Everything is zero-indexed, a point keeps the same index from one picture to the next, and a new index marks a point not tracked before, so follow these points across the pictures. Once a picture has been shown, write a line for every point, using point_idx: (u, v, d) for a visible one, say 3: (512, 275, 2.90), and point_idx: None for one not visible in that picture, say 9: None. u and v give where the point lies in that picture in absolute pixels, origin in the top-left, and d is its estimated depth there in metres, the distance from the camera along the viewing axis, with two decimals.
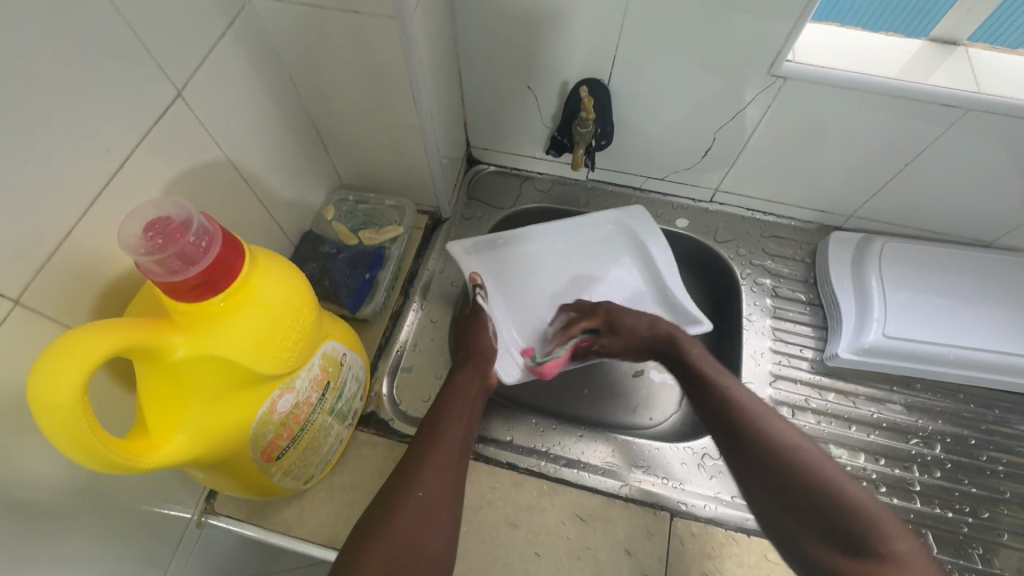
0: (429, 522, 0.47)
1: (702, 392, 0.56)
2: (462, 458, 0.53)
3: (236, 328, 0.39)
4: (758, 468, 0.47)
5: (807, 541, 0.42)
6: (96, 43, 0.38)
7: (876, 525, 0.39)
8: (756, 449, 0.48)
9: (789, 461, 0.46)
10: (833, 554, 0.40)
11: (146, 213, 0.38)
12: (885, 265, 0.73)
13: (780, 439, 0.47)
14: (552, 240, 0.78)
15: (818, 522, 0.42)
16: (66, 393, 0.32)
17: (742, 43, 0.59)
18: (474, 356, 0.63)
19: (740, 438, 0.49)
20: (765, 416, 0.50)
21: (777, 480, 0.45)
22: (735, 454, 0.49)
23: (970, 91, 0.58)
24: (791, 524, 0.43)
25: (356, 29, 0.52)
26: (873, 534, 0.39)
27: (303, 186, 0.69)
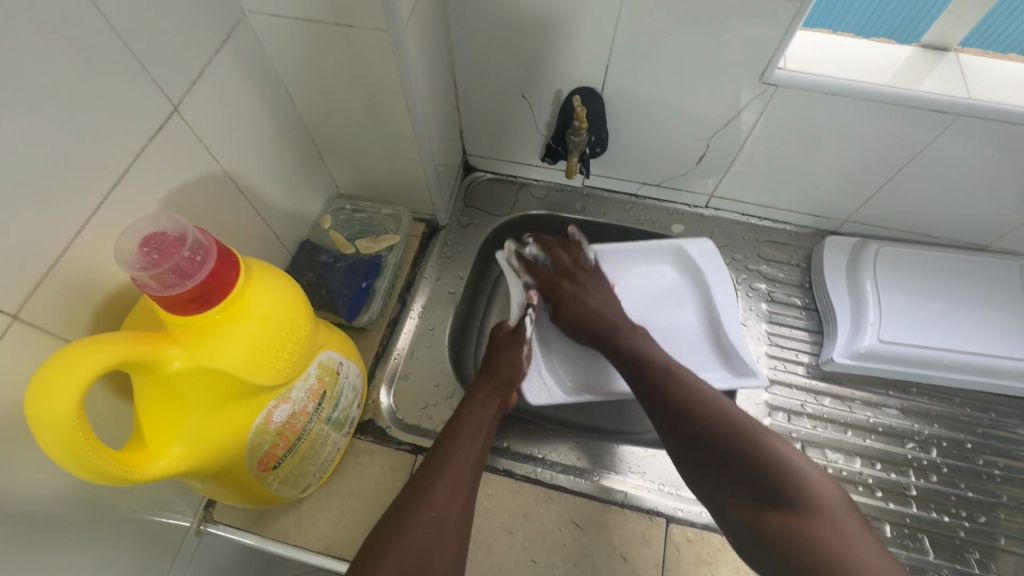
0: (438, 540, 0.47)
1: (637, 366, 0.60)
2: (474, 477, 0.53)
3: (232, 340, 0.40)
4: (691, 437, 0.51)
5: (733, 500, 0.47)
6: (95, 61, 0.39)
7: (791, 476, 0.46)
8: (689, 420, 0.52)
9: (720, 429, 0.50)
10: (752, 503, 0.46)
11: (142, 229, 0.38)
12: (879, 269, 0.73)
13: (707, 403, 0.52)
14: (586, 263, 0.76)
15: (741, 479, 0.47)
16: (63, 406, 0.33)
17: (732, 51, 0.60)
18: (498, 376, 0.63)
19: (676, 411, 0.53)
20: (698, 392, 0.54)
21: (705, 439, 0.50)
22: (664, 418, 0.54)
23: (960, 96, 0.58)
24: (721, 488, 0.48)
25: (350, 42, 0.53)
26: (796, 490, 0.45)
27: (300, 196, 0.69)
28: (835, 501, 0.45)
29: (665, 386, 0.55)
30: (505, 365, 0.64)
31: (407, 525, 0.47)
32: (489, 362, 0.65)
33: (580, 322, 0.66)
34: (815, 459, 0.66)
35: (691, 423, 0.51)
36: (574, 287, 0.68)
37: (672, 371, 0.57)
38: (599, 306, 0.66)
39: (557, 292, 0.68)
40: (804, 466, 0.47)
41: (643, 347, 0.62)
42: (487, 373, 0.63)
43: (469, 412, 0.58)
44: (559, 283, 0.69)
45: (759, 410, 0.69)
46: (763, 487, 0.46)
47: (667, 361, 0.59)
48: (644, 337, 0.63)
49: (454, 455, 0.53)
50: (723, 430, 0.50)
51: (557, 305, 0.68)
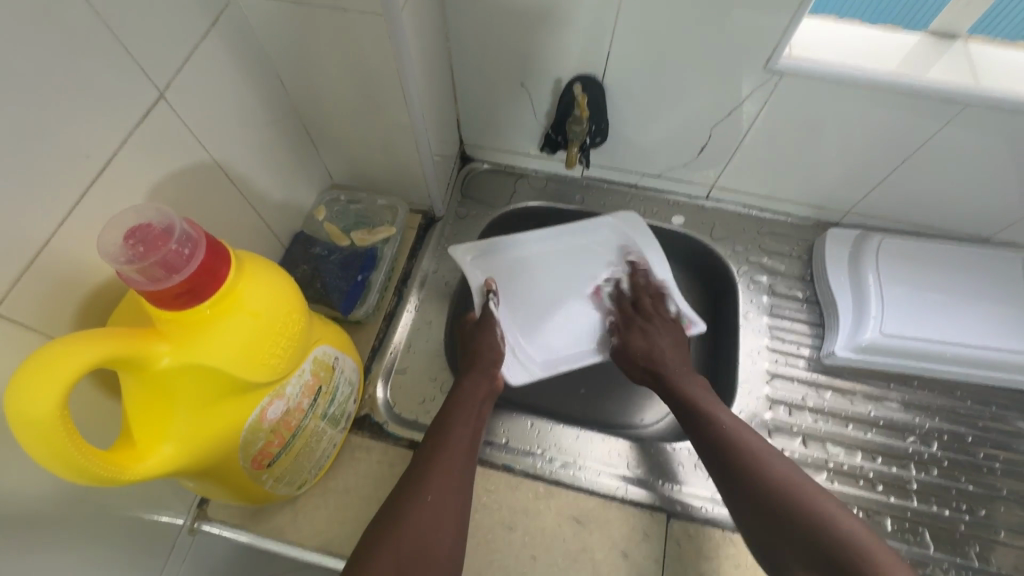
0: (438, 524, 0.47)
1: (690, 416, 0.58)
2: (469, 462, 0.53)
3: (224, 336, 0.39)
4: (751, 494, 0.49)
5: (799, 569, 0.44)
6: (75, 45, 0.37)
7: (859, 545, 0.42)
8: (748, 475, 0.50)
9: (780, 490, 0.48)
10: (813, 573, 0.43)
11: (126, 221, 0.37)
12: (882, 261, 0.72)
13: (770, 468, 0.50)
14: (544, 248, 0.76)
15: (802, 544, 0.44)
16: (46, 406, 0.31)
17: (737, 39, 0.58)
18: (481, 361, 0.63)
19: (733, 468, 0.52)
20: (758, 449, 0.53)
21: (765, 510, 0.48)
22: (723, 476, 0.52)
23: (968, 85, 0.57)
24: (787, 554, 0.45)
25: (344, 27, 0.51)
26: (865, 560, 0.41)
27: (294, 187, 0.67)
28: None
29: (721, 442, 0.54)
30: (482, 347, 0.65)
31: (406, 511, 0.47)
32: (474, 346, 0.65)
33: (643, 357, 0.66)
34: (816, 453, 0.66)
35: (749, 480, 0.50)
36: (651, 326, 0.68)
37: (734, 422, 0.56)
38: (663, 347, 0.66)
39: (629, 321, 0.70)
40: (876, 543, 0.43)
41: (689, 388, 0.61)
42: (470, 359, 0.64)
43: (461, 398, 0.58)
44: (633, 322, 0.70)
45: (760, 404, 0.69)
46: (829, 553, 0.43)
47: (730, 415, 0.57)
48: (701, 385, 0.62)
49: (448, 441, 0.53)
50: (782, 492, 0.48)
51: (626, 334, 0.69)
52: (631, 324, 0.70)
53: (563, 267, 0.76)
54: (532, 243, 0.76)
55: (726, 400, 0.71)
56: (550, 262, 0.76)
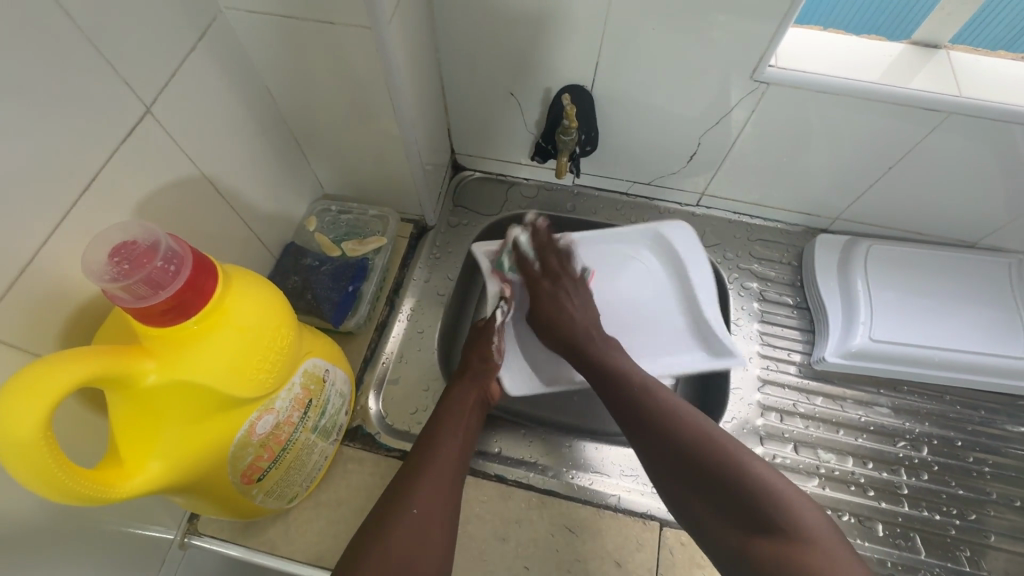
0: (425, 535, 0.47)
1: (607, 384, 0.58)
2: (457, 472, 0.53)
3: (209, 352, 0.38)
4: (669, 460, 0.50)
5: (717, 525, 0.45)
6: (61, 61, 0.37)
7: (776, 501, 0.43)
8: (664, 440, 0.50)
9: (692, 454, 0.48)
10: (736, 535, 0.44)
11: (112, 239, 0.37)
12: (870, 267, 0.73)
13: (685, 429, 0.50)
14: (582, 249, 0.75)
15: (721, 507, 0.45)
16: (28, 429, 0.31)
17: (723, 48, 0.59)
18: (473, 370, 0.63)
19: (652, 438, 0.51)
20: (670, 412, 0.52)
21: (686, 478, 0.48)
22: (645, 444, 0.52)
23: (950, 94, 0.58)
24: (704, 512, 0.46)
25: (331, 39, 0.51)
26: (775, 507, 0.43)
27: (283, 197, 0.67)
28: (820, 519, 0.43)
29: (640, 407, 0.54)
30: (477, 358, 0.64)
31: (391, 524, 0.46)
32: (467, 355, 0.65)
33: (564, 334, 0.62)
34: (807, 459, 0.66)
35: (665, 446, 0.50)
36: (557, 288, 0.65)
37: (646, 386, 0.55)
38: (576, 312, 0.64)
39: (536, 293, 0.66)
40: (788, 488, 0.45)
41: (606, 355, 0.60)
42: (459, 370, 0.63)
43: (449, 408, 0.58)
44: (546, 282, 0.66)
45: (751, 411, 0.69)
46: (743, 507, 0.44)
47: (645, 380, 0.57)
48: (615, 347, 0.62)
49: (437, 453, 0.53)
50: (694, 453, 0.48)
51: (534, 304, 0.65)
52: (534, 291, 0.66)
53: (601, 271, 0.74)
54: (568, 246, 0.74)
55: (718, 406, 0.71)
56: (590, 267, 0.74)
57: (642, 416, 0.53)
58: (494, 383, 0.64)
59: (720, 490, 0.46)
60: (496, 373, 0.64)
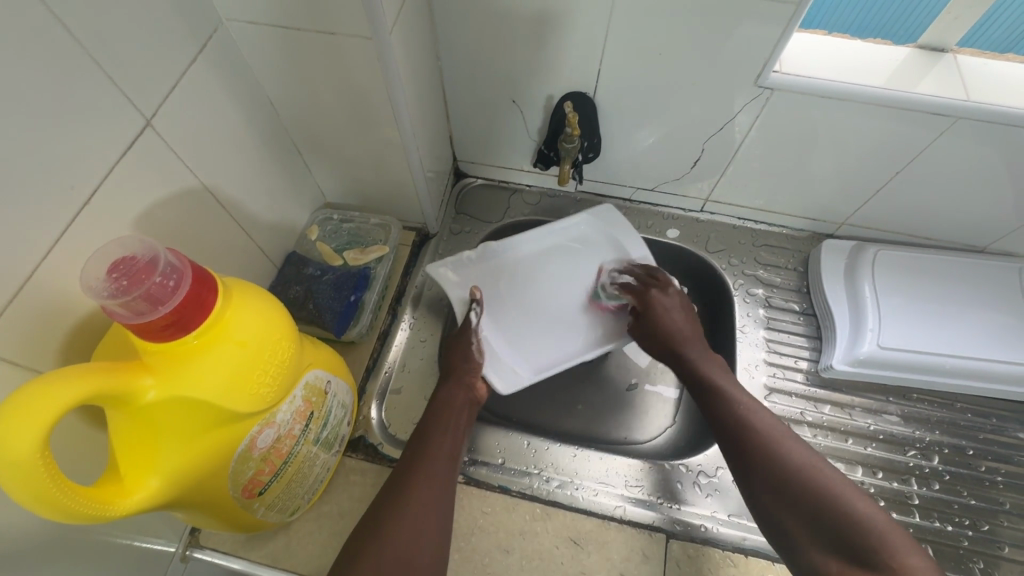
0: (418, 535, 0.46)
1: (712, 404, 0.57)
2: (452, 473, 0.53)
3: (210, 367, 0.38)
4: (772, 484, 0.49)
5: (817, 554, 0.44)
6: (61, 76, 0.37)
7: (887, 539, 0.41)
8: (768, 463, 0.50)
9: (798, 480, 0.48)
10: (835, 561, 0.43)
11: (111, 253, 0.36)
12: (877, 273, 0.72)
13: (791, 452, 0.50)
14: (527, 248, 0.75)
15: (827, 535, 0.44)
16: (26, 448, 0.31)
17: (726, 53, 0.58)
18: (458, 370, 0.62)
19: (752, 459, 0.51)
20: (776, 434, 0.52)
21: (787, 500, 0.47)
22: (744, 464, 0.51)
23: (959, 99, 0.57)
24: (805, 539, 0.45)
25: (333, 49, 0.51)
26: (882, 545, 0.41)
27: (286, 207, 0.67)
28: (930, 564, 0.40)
29: (742, 427, 0.53)
30: (459, 358, 0.63)
31: (387, 527, 0.46)
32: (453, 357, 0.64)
33: (664, 338, 0.65)
34: None
35: (768, 471, 0.49)
36: (665, 299, 0.66)
37: (747, 406, 0.55)
38: (678, 320, 0.65)
39: (648, 303, 0.67)
40: (892, 527, 0.42)
41: (714, 373, 0.60)
42: (448, 369, 0.63)
43: (441, 411, 0.58)
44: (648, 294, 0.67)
45: None
46: (846, 539, 0.43)
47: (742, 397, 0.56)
48: (713, 358, 0.62)
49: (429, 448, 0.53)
50: (797, 482, 0.47)
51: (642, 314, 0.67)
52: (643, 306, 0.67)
53: (556, 261, 0.75)
54: (516, 248, 0.74)
55: None
56: (530, 265, 0.75)
57: (748, 434, 0.52)
58: (480, 382, 0.63)
59: (826, 520, 0.44)
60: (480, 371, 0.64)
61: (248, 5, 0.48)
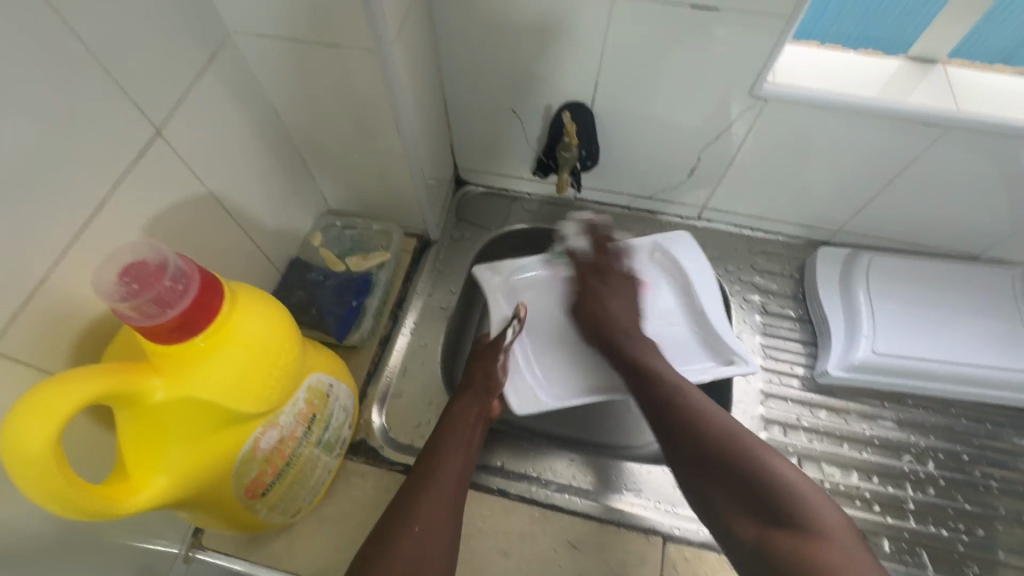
0: (425, 559, 0.46)
1: (643, 385, 0.57)
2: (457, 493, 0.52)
3: (216, 369, 0.39)
4: (692, 450, 0.50)
5: (736, 516, 0.46)
6: (76, 87, 0.38)
7: (805, 500, 0.44)
8: (690, 430, 0.51)
9: (715, 445, 0.49)
10: (753, 524, 0.44)
11: (122, 258, 0.38)
12: (871, 279, 0.73)
13: (715, 421, 0.50)
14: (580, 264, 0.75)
15: (749, 500, 0.45)
16: (39, 445, 0.32)
17: (720, 64, 0.60)
18: (475, 387, 0.61)
19: (676, 428, 0.52)
20: (700, 410, 0.52)
21: (711, 468, 0.48)
22: (667, 431, 0.52)
23: (948, 109, 0.58)
24: (722, 501, 0.47)
25: (337, 61, 0.53)
26: (795, 504, 0.44)
27: (290, 214, 0.69)
28: (837, 517, 0.43)
29: (673, 401, 0.54)
30: (480, 374, 0.62)
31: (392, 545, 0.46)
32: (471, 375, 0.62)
33: (596, 323, 0.65)
34: (812, 474, 0.66)
35: (690, 439, 0.50)
36: (607, 290, 0.67)
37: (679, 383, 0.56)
38: (618, 311, 0.66)
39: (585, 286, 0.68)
40: (803, 483, 0.45)
41: (641, 354, 0.61)
42: (463, 383, 0.62)
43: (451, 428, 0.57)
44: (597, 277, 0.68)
45: (755, 425, 0.69)
46: (763, 501, 0.45)
47: (676, 376, 0.57)
48: (654, 351, 0.62)
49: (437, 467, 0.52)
50: (724, 446, 0.48)
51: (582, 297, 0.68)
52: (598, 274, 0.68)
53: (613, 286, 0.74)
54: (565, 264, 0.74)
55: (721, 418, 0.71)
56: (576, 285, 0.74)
57: (672, 407, 0.53)
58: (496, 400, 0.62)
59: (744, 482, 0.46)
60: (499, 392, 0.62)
61: (255, 18, 0.50)
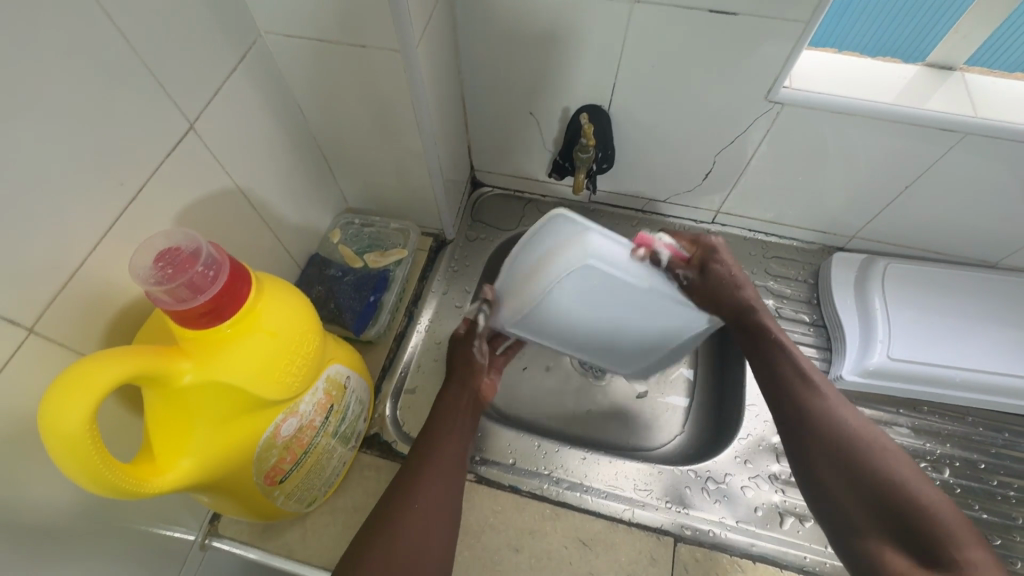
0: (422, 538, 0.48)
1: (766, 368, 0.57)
2: (457, 473, 0.53)
3: (242, 354, 0.40)
4: (841, 475, 0.48)
5: (878, 544, 0.45)
6: (116, 81, 0.40)
7: (952, 532, 0.42)
8: (836, 458, 0.49)
9: (866, 463, 0.48)
10: (903, 559, 0.43)
11: (157, 244, 0.39)
12: (887, 285, 0.72)
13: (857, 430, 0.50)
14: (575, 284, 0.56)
15: (889, 522, 0.45)
16: (76, 421, 0.33)
17: (738, 69, 0.60)
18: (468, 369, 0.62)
19: (818, 450, 0.50)
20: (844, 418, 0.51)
21: (856, 483, 0.47)
22: (801, 439, 0.51)
23: (966, 115, 0.58)
24: (864, 527, 0.46)
25: (362, 61, 0.54)
26: (951, 542, 0.42)
27: (311, 210, 0.70)
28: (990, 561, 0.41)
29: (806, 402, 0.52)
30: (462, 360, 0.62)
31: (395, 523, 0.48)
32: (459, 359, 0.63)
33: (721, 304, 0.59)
34: None
35: (840, 463, 0.49)
36: (723, 271, 0.59)
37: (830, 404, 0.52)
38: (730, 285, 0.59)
39: (704, 260, 0.60)
40: (947, 511, 0.44)
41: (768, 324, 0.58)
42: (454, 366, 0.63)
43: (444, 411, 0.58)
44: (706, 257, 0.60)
45: (766, 428, 0.67)
46: (914, 534, 0.44)
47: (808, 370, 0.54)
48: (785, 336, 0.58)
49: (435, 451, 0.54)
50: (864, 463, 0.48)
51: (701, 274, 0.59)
52: (708, 265, 0.59)
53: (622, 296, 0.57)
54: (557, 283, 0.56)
55: (733, 422, 0.69)
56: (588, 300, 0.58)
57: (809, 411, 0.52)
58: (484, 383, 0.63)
59: (901, 523, 0.44)
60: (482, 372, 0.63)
61: (285, 19, 0.51)
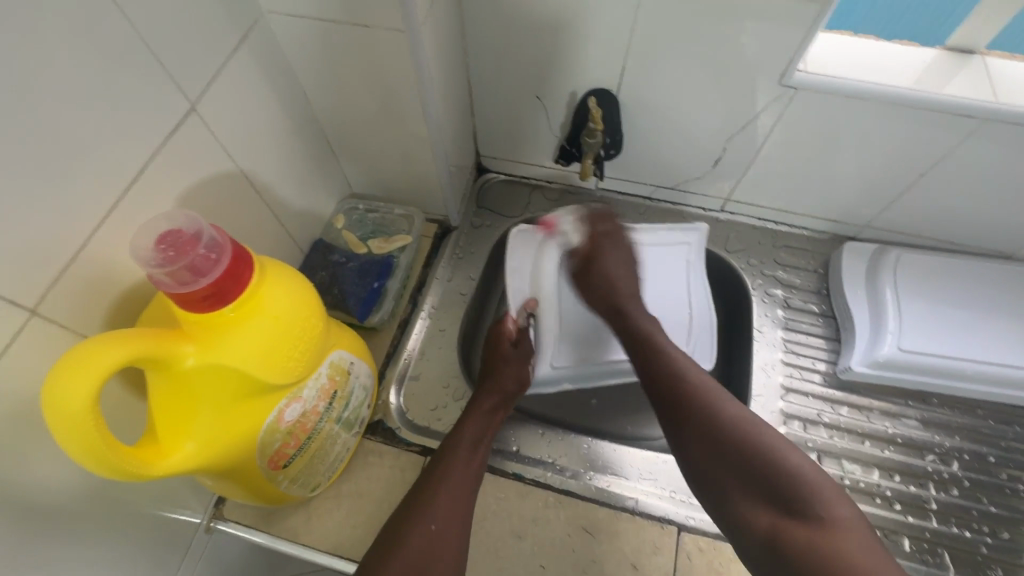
0: (437, 546, 0.47)
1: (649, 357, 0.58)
2: (474, 494, 0.53)
3: (245, 338, 0.40)
4: (698, 436, 0.50)
5: (746, 506, 0.46)
6: (115, 62, 0.39)
7: (820, 488, 0.44)
8: (699, 425, 0.50)
9: (733, 434, 0.48)
10: (767, 514, 0.45)
11: (158, 226, 0.38)
12: (899, 276, 0.71)
13: (730, 406, 0.51)
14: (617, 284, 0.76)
15: (760, 486, 0.46)
16: (78, 400, 0.33)
17: (751, 54, 0.59)
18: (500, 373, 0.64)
19: (689, 418, 0.51)
20: (712, 388, 0.53)
21: (724, 457, 0.48)
22: (679, 418, 0.52)
23: (986, 100, 0.56)
24: (737, 492, 0.47)
25: (365, 41, 0.53)
26: (810, 497, 0.44)
27: (314, 195, 0.69)
28: (854, 514, 0.43)
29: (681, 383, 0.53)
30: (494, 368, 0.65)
31: (410, 531, 0.47)
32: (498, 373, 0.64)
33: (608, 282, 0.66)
34: (831, 469, 0.65)
35: (701, 427, 0.50)
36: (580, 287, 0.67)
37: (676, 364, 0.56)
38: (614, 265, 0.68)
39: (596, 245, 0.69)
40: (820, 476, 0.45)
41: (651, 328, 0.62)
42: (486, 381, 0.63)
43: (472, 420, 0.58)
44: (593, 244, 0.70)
45: (773, 419, 0.68)
46: (780, 493, 0.45)
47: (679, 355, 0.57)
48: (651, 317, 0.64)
49: (451, 463, 0.53)
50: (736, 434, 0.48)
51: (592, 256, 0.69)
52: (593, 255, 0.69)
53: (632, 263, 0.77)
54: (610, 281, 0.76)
55: None
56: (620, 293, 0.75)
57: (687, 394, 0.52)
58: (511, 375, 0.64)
59: (769, 483, 0.45)
60: (512, 368, 0.65)
61: None
